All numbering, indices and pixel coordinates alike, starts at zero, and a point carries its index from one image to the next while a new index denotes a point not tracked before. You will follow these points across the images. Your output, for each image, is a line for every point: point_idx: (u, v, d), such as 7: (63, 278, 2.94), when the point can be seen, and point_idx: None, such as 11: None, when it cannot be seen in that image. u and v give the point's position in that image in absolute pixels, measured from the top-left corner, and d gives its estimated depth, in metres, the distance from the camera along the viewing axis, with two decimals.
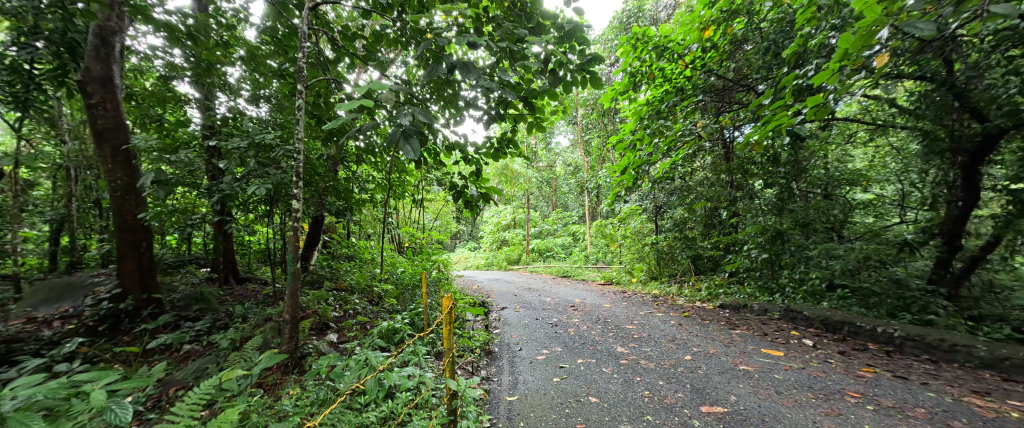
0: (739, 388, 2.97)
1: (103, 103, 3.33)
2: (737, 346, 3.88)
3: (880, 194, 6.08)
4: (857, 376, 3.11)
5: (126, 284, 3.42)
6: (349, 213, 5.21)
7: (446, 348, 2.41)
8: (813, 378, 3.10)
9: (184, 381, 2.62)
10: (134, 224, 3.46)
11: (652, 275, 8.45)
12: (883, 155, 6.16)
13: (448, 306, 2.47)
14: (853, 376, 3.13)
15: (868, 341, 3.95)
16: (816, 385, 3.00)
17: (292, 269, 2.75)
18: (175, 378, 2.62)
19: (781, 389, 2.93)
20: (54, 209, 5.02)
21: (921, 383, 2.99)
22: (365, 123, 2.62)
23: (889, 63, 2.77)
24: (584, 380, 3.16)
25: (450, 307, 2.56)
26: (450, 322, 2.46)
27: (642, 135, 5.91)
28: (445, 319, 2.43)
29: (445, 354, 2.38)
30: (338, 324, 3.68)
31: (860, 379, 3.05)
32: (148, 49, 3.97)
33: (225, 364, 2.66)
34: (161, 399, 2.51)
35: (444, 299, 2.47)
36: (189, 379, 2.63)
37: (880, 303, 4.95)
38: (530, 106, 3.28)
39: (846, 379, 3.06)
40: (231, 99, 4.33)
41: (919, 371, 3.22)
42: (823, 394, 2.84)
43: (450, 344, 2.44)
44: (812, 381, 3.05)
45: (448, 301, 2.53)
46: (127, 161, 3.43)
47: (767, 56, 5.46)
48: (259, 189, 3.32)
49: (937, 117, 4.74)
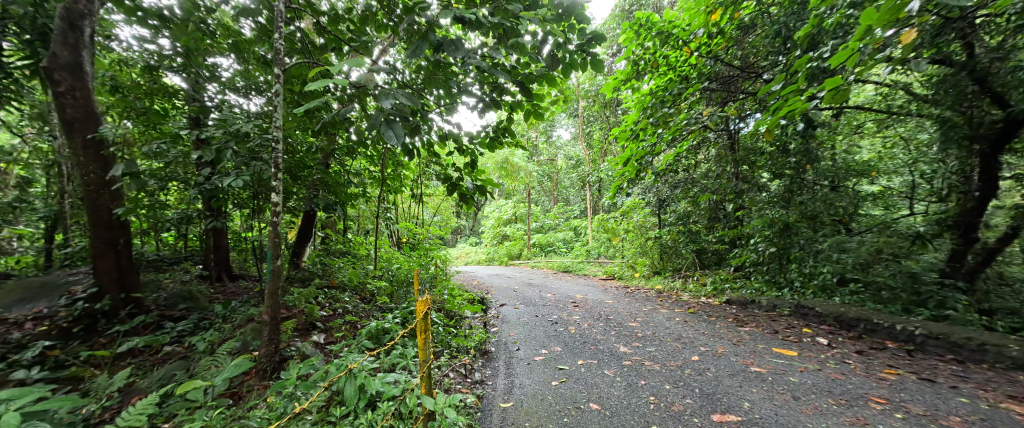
0: (752, 393, 2.79)
1: (73, 92, 3.13)
2: (747, 345, 3.69)
3: (887, 186, 5.87)
4: (879, 379, 2.92)
5: (104, 283, 3.27)
6: (341, 208, 5.03)
7: (422, 356, 2.22)
8: (832, 381, 2.91)
9: (146, 390, 2.46)
10: (110, 220, 3.28)
11: (655, 270, 8.24)
12: (890, 146, 5.91)
13: (423, 312, 2.24)
14: (875, 379, 2.94)
15: (886, 340, 3.76)
16: (836, 389, 2.81)
17: (271, 267, 2.59)
18: (138, 388, 2.48)
19: (799, 394, 2.75)
20: (49, 207, 4.79)
21: (951, 386, 2.80)
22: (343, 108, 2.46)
23: (916, 40, 2.57)
24: (585, 384, 2.98)
25: (425, 312, 2.32)
26: (423, 331, 2.24)
27: (646, 125, 5.70)
28: (419, 327, 2.21)
29: (421, 364, 2.20)
30: (326, 324, 3.52)
31: (883, 383, 2.86)
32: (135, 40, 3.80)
33: (198, 370, 2.50)
34: (120, 409, 2.35)
35: (417, 302, 2.24)
36: (154, 387, 2.47)
37: (894, 298, 4.73)
38: (527, 92, 3.10)
39: (868, 383, 2.87)
40: (221, 92, 4.12)
41: (945, 373, 3.02)
42: (846, 400, 2.65)
43: (424, 355, 2.24)
44: (831, 386, 2.86)
45: (421, 306, 2.28)
46: (99, 153, 3.22)
47: (776, 41, 5.25)
48: (238, 182, 3.15)
49: (956, 103, 4.49)
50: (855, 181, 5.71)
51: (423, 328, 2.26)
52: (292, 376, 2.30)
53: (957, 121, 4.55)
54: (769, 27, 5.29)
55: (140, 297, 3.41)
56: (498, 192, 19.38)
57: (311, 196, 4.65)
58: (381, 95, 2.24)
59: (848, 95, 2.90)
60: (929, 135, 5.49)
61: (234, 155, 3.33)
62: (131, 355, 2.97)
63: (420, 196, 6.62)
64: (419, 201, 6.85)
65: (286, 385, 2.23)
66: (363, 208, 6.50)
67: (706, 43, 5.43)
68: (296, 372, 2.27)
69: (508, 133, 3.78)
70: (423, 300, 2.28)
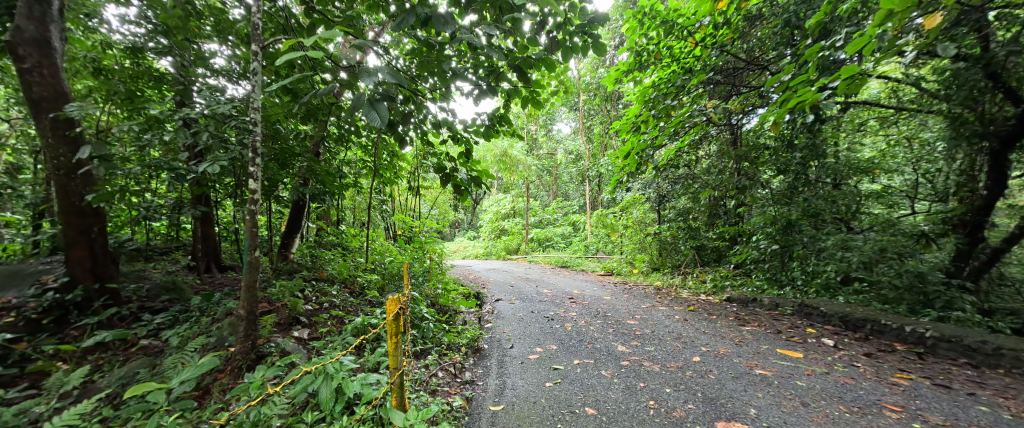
0: (759, 398, 2.66)
1: (39, 69, 2.98)
2: (750, 345, 3.57)
3: (888, 185, 5.72)
4: (892, 385, 2.80)
5: (76, 272, 3.14)
6: (329, 198, 4.88)
7: (393, 355, 2.08)
8: (843, 386, 2.79)
9: (107, 391, 2.35)
10: (81, 206, 3.14)
11: (655, 267, 8.11)
12: (893, 144, 5.76)
13: (394, 311, 2.08)
14: (887, 384, 2.81)
15: (894, 341, 3.65)
16: (847, 394, 2.69)
17: (248, 259, 2.49)
18: (98, 386, 2.36)
19: (808, 401, 2.62)
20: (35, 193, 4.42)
21: (969, 393, 2.68)
22: (321, 87, 2.37)
23: (941, 26, 2.44)
24: (580, 386, 2.85)
25: (398, 310, 2.16)
26: (394, 331, 2.08)
27: (648, 117, 5.54)
28: (390, 326, 2.06)
29: (392, 363, 2.07)
30: (310, 319, 3.39)
31: (897, 389, 2.74)
32: (119, 21, 3.55)
33: (168, 368, 2.39)
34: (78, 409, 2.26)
35: (388, 300, 2.09)
36: (115, 387, 2.37)
37: (899, 298, 4.60)
38: (523, 77, 2.95)
39: (880, 388, 2.75)
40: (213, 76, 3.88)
41: (961, 378, 2.91)
42: (859, 408, 2.52)
43: (396, 357, 2.10)
44: (840, 390, 2.74)
45: (393, 303, 2.12)
46: (69, 134, 3.06)
47: (785, 30, 5.07)
48: (215, 167, 2.99)
49: (969, 98, 4.33)
50: (857, 179, 5.53)
51: (394, 327, 2.11)
52: (259, 378, 2.15)
53: (968, 117, 4.50)
54: (778, 16, 5.08)
55: (116, 288, 3.28)
56: (497, 185, 19.16)
57: (299, 185, 4.51)
58: (364, 73, 2.15)
59: (862, 86, 2.77)
60: (933, 133, 5.36)
61: (211, 139, 3.18)
62: (103, 350, 2.85)
63: (417, 189, 6.48)
64: (415, 193, 6.71)
65: (257, 388, 2.09)
66: (357, 200, 6.33)
67: (711, 34, 5.36)
68: (269, 372, 2.13)
69: (505, 121, 3.60)
70: (395, 297, 2.12)
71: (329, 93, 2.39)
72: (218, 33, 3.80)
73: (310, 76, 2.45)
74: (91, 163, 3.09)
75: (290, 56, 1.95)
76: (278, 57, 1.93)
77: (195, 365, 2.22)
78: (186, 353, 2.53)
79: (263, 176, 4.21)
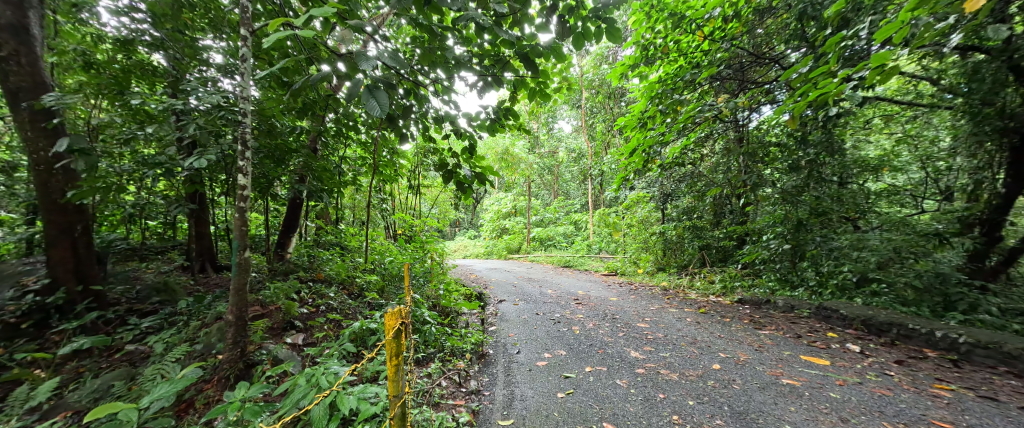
0: (792, 413, 2.50)
1: (17, 57, 2.83)
2: (771, 351, 3.41)
3: (893, 184, 5.55)
4: (935, 397, 2.64)
5: (58, 273, 3.01)
6: (327, 196, 4.72)
7: (392, 378, 1.83)
8: (880, 399, 2.63)
9: (79, 405, 2.20)
10: (63, 204, 3.01)
11: (660, 267, 7.95)
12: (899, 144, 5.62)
13: (394, 327, 1.83)
14: (928, 396, 2.66)
15: (923, 347, 3.50)
16: (887, 408, 2.53)
17: (237, 260, 2.34)
18: (68, 401, 2.21)
19: (846, 415, 2.47)
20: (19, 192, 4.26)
21: (1018, 406, 2.52)
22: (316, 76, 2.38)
23: (985, 6, 2.17)
24: (595, 397, 2.69)
25: (397, 326, 1.91)
26: (394, 352, 1.84)
27: (654, 112, 5.42)
28: (390, 346, 1.82)
29: (391, 387, 1.82)
30: (306, 323, 3.22)
31: (941, 402, 2.58)
32: (110, 12, 3.36)
33: (144, 383, 2.23)
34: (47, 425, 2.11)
35: (388, 314, 1.83)
36: (85, 402, 2.21)
37: (919, 300, 4.44)
38: (533, 67, 2.82)
39: (923, 402, 2.59)
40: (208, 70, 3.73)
41: (1006, 389, 2.75)
42: (905, 425, 2.36)
43: (395, 380, 1.85)
44: (877, 404, 2.58)
45: (392, 318, 1.88)
46: (48, 127, 2.91)
47: (798, 22, 4.90)
48: (202, 161, 2.84)
49: (991, 92, 4.13)
50: (867, 177, 5.42)
51: (394, 346, 1.86)
52: (241, 397, 1.97)
53: (988, 112, 4.25)
54: (791, 9, 4.87)
55: (100, 290, 3.15)
56: (498, 184, 18.96)
57: (296, 182, 4.35)
58: (361, 59, 2.02)
59: (895, 73, 2.59)
60: (940, 130, 5.19)
61: (199, 130, 3.02)
62: (84, 357, 2.71)
63: (417, 187, 6.31)
64: (416, 192, 6.55)
65: (240, 408, 1.92)
66: (355, 198, 6.16)
67: (720, 27, 5.18)
68: (249, 394, 1.92)
69: (511, 115, 3.43)
70: (395, 310, 1.88)
71: (325, 80, 2.41)
72: (214, 25, 3.69)
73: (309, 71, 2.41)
74: (71, 157, 2.93)
75: (278, 37, 1.87)
76: (267, 37, 1.86)
77: (171, 381, 2.05)
78: (167, 363, 2.38)
79: (258, 172, 4.05)
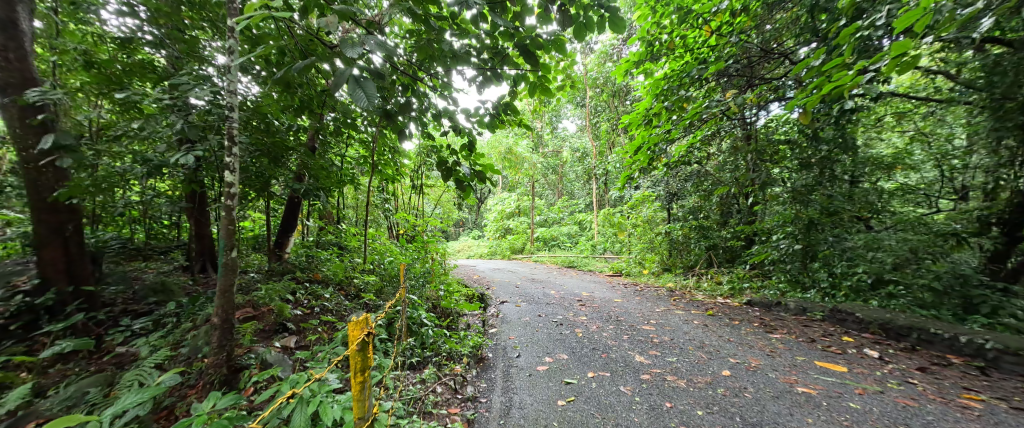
0: (810, 424, 2.36)
1: (6, 53, 2.78)
2: (784, 357, 3.27)
3: (905, 183, 5.38)
4: (965, 409, 2.50)
5: (48, 273, 2.95)
6: (325, 195, 4.64)
7: (357, 396, 1.70)
8: (905, 410, 2.49)
9: (50, 413, 2.09)
10: (54, 203, 2.94)
11: (665, 267, 7.78)
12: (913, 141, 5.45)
13: (359, 338, 1.70)
14: (958, 408, 2.51)
15: (946, 353, 3.35)
16: (912, 420, 2.39)
17: (223, 261, 2.29)
18: (46, 408, 2.11)
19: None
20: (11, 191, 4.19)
21: None
22: (298, 64, 2.30)
23: None
24: (597, 405, 2.57)
25: (363, 337, 1.77)
26: (360, 368, 1.70)
27: (660, 110, 5.20)
28: (353, 360, 1.67)
29: (356, 403, 1.70)
30: (300, 326, 3.14)
31: (972, 415, 2.43)
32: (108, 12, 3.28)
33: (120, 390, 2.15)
34: None
35: (351, 323, 1.69)
36: (57, 410, 2.11)
37: (939, 303, 4.26)
38: (532, 58, 2.70)
39: (952, 414, 2.44)
40: (205, 68, 3.66)
41: None
42: None
43: (361, 395, 1.73)
44: (902, 416, 2.44)
45: (358, 327, 1.74)
46: (38, 123, 2.85)
47: (809, 16, 4.76)
48: (187, 159, 2.80)
49: (1014, 86, 3.87)
50: (880, 176, 5.26)
51: (360, 361, 1.73)
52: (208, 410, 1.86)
53: (1010, 107, 3.97)
54: (802, 1, 4.73)
55: (92, 291, 3.09)
56: (501, 184, 18.84)
57: (294, 182, 4.28)
58: (346, 46, 1.95)
59: (916, 64, 2.47)
60: (957, 126, 5.01)
61: (187, 125, 2.93)
62: (70, 360, 2.62)
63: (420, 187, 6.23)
64: (419, 192, 6.47)
65: (210, 422, 1.81)
66: (356, 198, 6.09)
67: (728, 22, 5.04)
68: (222, 405, 1.82)
69: (511, 111, 3.31)
70: (361, 319, 1.75)
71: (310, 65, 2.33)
72: (215, 29, 3.58)
73: (299, 62, 2.34)
74: (61, 154, 2.86)
75: (255, 18, 2.00)
76: (242, 20, 1.99)
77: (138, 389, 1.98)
78: (145, 369, 2.29)
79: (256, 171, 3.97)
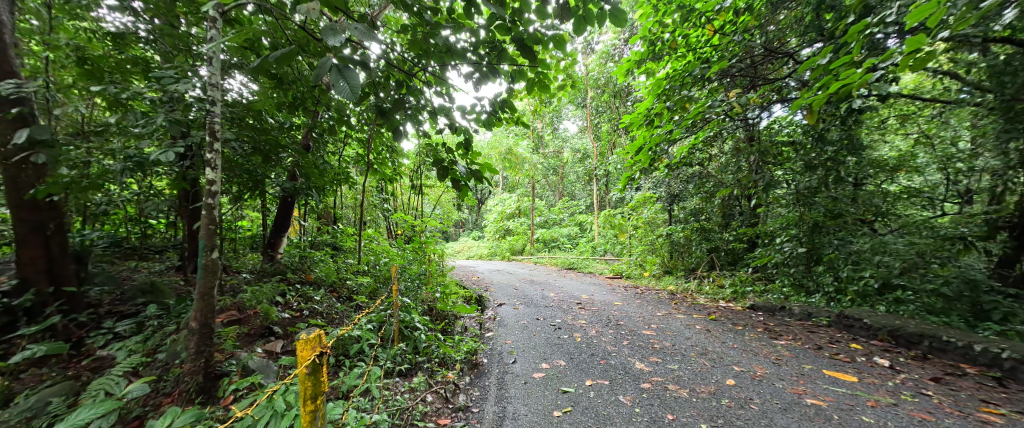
0: None
1: None
2: (790, 365, 3.16)
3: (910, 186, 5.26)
4: (984, 423, 2.38)
5: (27, 274, 2.84)
6: (319, 195, 4.55)
7: (306, 424, 1.65)
8: (921, 424, 2.38)
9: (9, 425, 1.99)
10: (34, 200, 2.85)
11: (666, 269, 7.64)
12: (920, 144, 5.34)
13: (309, 360, 1.62)
14: (977, 423, 2.39)
15: (959, 362, 3.23)
16: None
17: (203, 262, 2.25)
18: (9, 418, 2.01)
19: None
20: None
21: None
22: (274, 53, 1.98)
23: None
24: (595, 417, 2.46)
25: (314, 357, 1.67)
26: (310, 394, 1.65)
27: (661, 109, 5.07)
28: (302, 384, 1.63)
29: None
30: (288, 331, 3.05)
31: None
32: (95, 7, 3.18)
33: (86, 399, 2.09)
34: None
35: (300, 344, 1.60)
36: (19, 421, 2.01)
37: (948, 308, 4.10)
38: (529, 53, 2.59)
39: None
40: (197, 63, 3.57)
41: None
42: None
43: (312, 423, 1.69)
44: None
45: (309, 346, 1.65)
46: (17, 118, 2.76)
47: (813, 15, 4.69)
48: (168, 156, 2.66)
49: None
50: (886, 179, 5.16)
51: (311, 386, 1.67)
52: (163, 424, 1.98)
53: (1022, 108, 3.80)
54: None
55: (74, 292, 2.99)
56: (501, 185, 18.71)
57: (286, 181, 4.19)
58: (327, 35, 1.82)
59: (933, 59, 2.35)
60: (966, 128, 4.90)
61: (170, 121, 2.82)
62: (42, 366, 2.51)
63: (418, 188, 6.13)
64: (417, 192, 6.37)
65: None
66: (352, 197, 5.99)
67: (731, 21, 4.95)
68: (179, 421, 1.99)
69: (509, 108, 3.18)
70: (311, 339, 1.64)
71: (289, 55, 2.02)
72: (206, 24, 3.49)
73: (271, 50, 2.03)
74: (40, 151, 2.76)
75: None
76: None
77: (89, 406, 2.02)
78: (113, 378, 2.23)
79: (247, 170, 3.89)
